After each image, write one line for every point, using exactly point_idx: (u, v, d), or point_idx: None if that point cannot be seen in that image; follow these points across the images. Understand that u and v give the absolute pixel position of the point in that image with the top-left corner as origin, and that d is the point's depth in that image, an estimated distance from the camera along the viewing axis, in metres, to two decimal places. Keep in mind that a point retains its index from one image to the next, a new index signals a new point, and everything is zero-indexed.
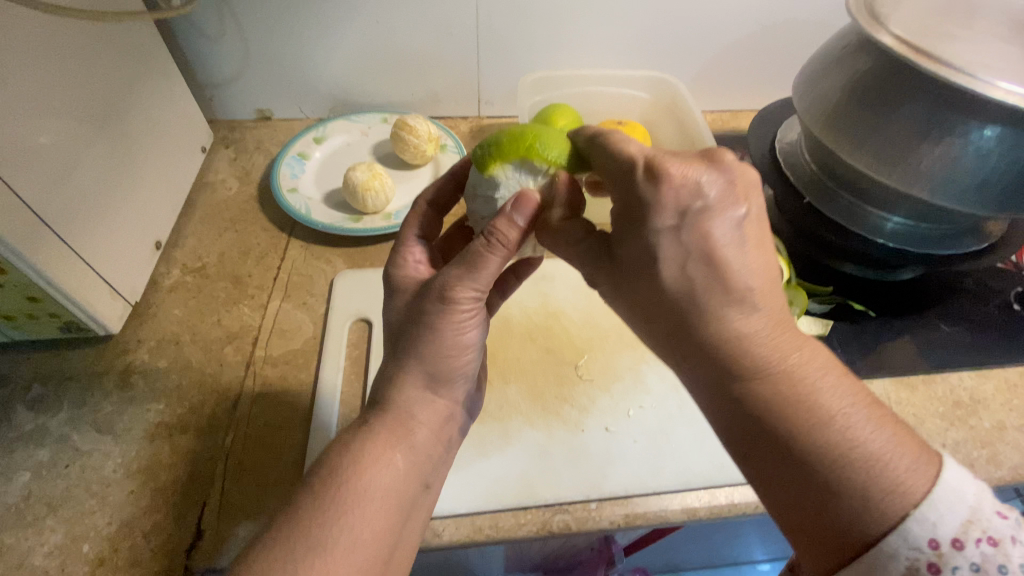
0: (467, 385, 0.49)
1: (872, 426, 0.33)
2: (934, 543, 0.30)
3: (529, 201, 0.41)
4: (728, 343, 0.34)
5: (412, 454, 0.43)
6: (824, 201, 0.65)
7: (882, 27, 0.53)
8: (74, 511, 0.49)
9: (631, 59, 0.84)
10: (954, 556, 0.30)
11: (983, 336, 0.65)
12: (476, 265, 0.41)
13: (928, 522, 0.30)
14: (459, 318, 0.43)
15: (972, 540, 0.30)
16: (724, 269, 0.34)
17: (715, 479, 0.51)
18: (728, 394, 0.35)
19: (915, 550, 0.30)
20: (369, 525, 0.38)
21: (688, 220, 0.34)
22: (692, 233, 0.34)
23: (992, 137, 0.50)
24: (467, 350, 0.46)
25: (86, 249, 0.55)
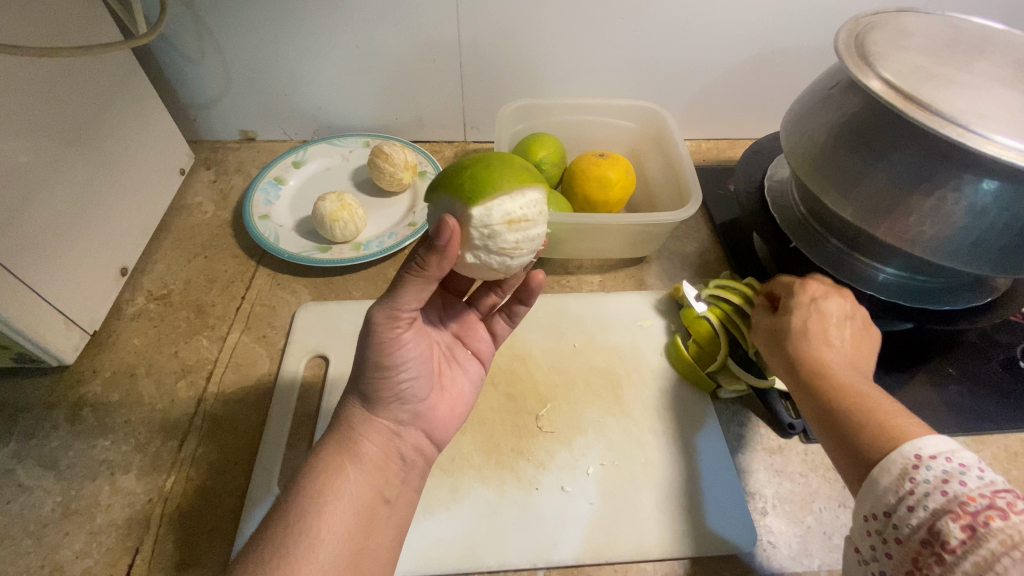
0: (419, 404, 0.48)
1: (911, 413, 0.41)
2: (917, 456, 0.37)
3: (442, 231, 0.36)
4: (800, 337, 0.48)
5: (360, 470, 0.42)
6: (810, 245, 0.62)
7: (870, 71, 0.51)
8: (9, 551, 0.47)
9: (622, 86, 0.82)
10: (931, 464, 0.36)
11: (983, 397, 0.60)
12: (396, 290, 0.40)
13: (917, 447, 0.37)
14: (379, 338, 0.43)
15: (944, 455, 0.36)
16: (821, 335, 0.48)
17: (673, 551, 0.48)
18: (792, 368, 0.47)
19: (904, 457, 0.37)
20: (330, 526, 0.39)
21: (828, 313, 0.49)
22: (814, 315, 0.49)
23: (989, 193, 0.47)
24: (397, 370, 0.45)
25: (41, 282, 0.54)
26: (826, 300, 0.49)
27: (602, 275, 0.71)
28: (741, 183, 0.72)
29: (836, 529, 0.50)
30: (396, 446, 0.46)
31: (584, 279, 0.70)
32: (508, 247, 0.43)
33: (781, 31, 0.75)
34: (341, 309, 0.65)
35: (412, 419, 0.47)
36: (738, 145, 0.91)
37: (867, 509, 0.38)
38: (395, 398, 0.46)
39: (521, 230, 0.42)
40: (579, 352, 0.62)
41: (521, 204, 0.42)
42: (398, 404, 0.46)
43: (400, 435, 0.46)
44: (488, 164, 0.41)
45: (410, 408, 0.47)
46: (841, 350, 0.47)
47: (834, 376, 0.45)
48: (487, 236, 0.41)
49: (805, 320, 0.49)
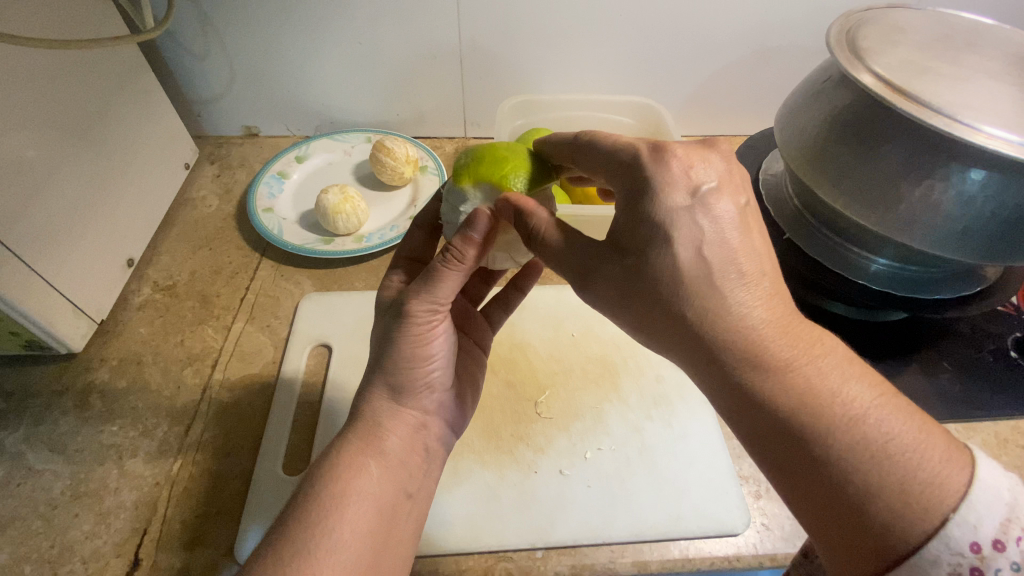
0: (442, 393, 0.50)
1: (901, 419, 0.32)
2: (976, 546, 0.29)
3: (476, 219, 0.41)
4: (765, 360, 0.34)
5: (384, 464, 0.43)
6: (805, 238, 0.63)
7: (861, 65, 0.52)
8: (19, 532, 0.48)
9: (619, 83, 0.83)
10: (995, 560, 0.28)
11: (974, 385, 0.61)
12: (434, 282, 0.43)
13: (967, 524, 0.29)
14: (415, 330, 0.45)
15: (1000, 539, 0.29)
16: (734, 265, 0.35)
17: (668, 532, 0.49)
18: (776, 425, 0.33)
19: (956, 555, 0.29)
20: (354, 527, 0.39)
21: (677, 210, 0.35)
22: (691, 226, 0.35)
23: (977, 182, 0.48)
24: (429, 360, 0.47)
25: (50, 271, 0.55)
26: (663, 193, 0.35)
27: None
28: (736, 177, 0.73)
29: None
30: (420, 437, 0.47)
31: None
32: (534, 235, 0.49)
33: (775, 29, 0.76)
34: (345, 300, 0.66)
35: (436, 408, 0.50)
36: (734, 142, 0.92)
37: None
38: (425, 388, 0.48)
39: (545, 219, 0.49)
40: (577, 342, 0.63)
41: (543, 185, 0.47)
42: (426, 394, 0.48)
43: (425, 427, 0.48)
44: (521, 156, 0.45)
45: (434, 398, 0.49)
46: (777, 335, 0.34)
47: (850, 424, 0.32)
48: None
49: (747, 329, 0.34)
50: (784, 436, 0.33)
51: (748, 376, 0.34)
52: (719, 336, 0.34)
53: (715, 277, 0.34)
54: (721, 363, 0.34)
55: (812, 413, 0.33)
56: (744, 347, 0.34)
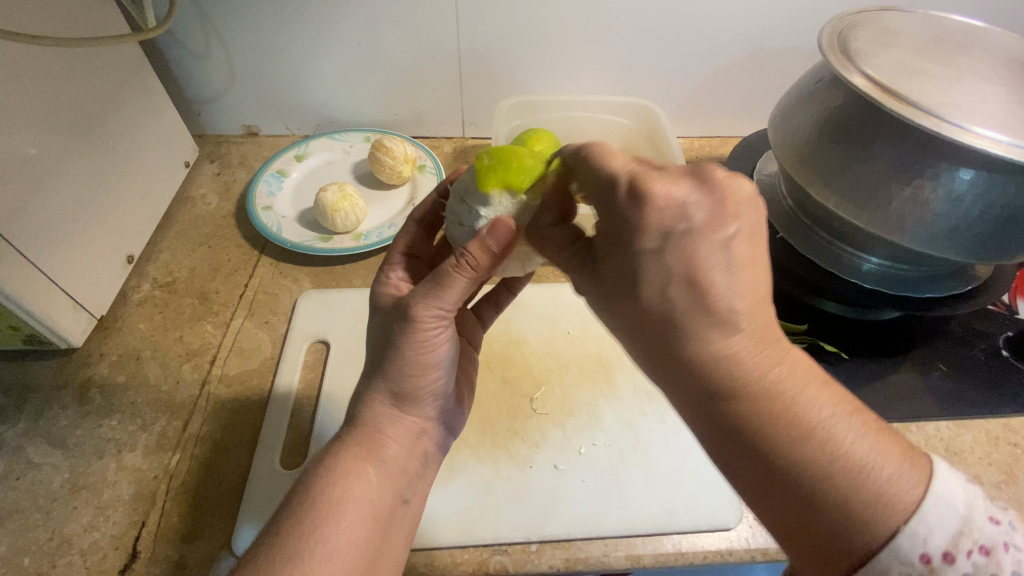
0: (444, 400, 0.50)
1: (858, 434, 0.31)
2: (926, 558, 0.28)
3: (497, 229, 0.40)
4: (724, 376, 0.32)
5: (383, 471, 0.44)
6: (799, 238, 0.64)
7: (852, 66, 0.53)
8: (18, 524, 0.49)
9: (616, 84, 0.84)
10: (945, 571, 0.28)
11: (965, 383, 0.62)
12: (443, 286, 0.42)
13: (918, 536, 0.29)
14: (419, 336, 0.44)
15: (952, 549, 0.28)
16: (707, 306, 0.31)
17: (661, 526, 0.49)
18: (731, 439, 0.33)
19: (905, 565, 0.28)
20: (351, 535, 0.40)
21: (647, 256, 0.32)
22: (663, 269, 0.32)
23: (967, 181, 0.48)
24: (433, 368, 0.46)
25: (51, 266, 0.56)
26: (633, 238, 0.32)
27: None
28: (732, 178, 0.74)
29: None
30: (420, 443, 0.48)
31: None
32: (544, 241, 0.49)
33: (770, 32, 0.77)
34: (343, 297, 0.67)
35: (436, 415, 0.50)
36: (730, 143, 0.93)
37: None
38: (427, 395, 0.48)
39: None
40: (573, 339, 0.64)
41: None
42: (427, 402, 0.48)
43: (424, 434, 0.49)
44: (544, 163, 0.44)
45: (436, 405, 0.49)
46: (741, 348, 0.32)
47: (806, 441, 0.31)
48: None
49: (710, 339, 0.32)
50: (743, 445, 0.32)
51: (708, 387, 0.32)
52: (681, 348, 0.32)
53: (681, 311, 0.32)
54: (679, 376, 0.33)
55: (770, 427, 0.31)
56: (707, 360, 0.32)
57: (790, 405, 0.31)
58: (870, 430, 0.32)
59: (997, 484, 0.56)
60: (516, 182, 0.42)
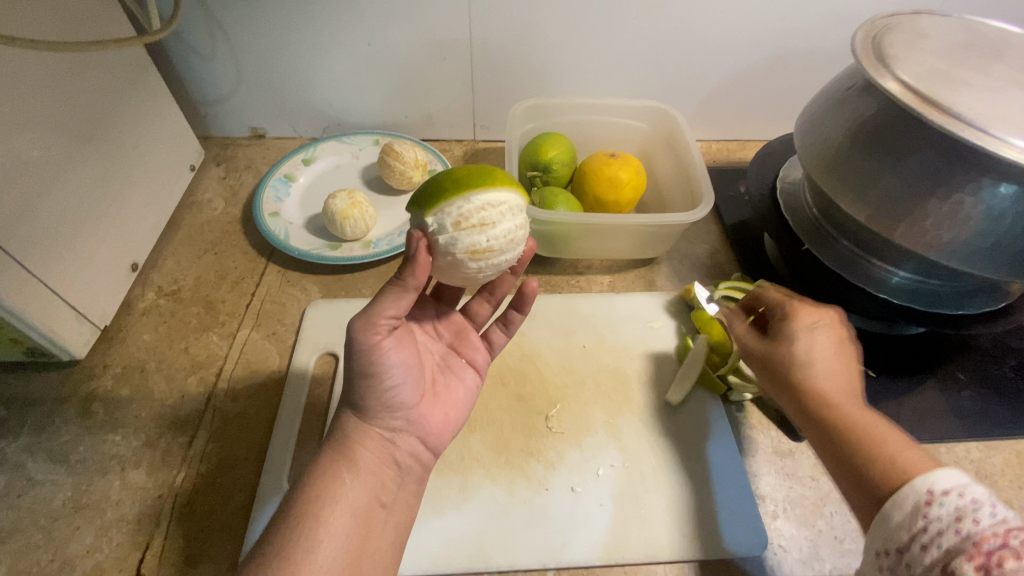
0: (409, 411, 0.46)
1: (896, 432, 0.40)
2: (930, 490, 0.35)
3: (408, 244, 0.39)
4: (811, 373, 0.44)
5: (350, 474, 0.42)
6: (824, 249, 0.62)
7: (888, 72, 0.50)
8: (20, 544, 0.47)
9: (633, 87, 0.82)
10: (948, 498, 0.34)
11: (995, 402, 0.60)
12: (375, 299, 0.41)
13: (928, 478, 0.35)
14: (359, 344, 0.42)
15: (956, 490, 0.34)
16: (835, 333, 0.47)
17: (682, 553, 0.48)
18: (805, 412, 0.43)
19: (917, 489, 0.35)
20: (332, 533, 0.39)
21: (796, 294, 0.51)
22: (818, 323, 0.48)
23: (1008, 197, 0.46)
24: (383, 376, 0.43)
25: (53, 277, 0.54)
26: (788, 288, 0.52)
27: (612, 275, 0.71)
28: (752, 181, 0.71)
29: (847, 533, 0.49)
30: (393, 454, 0.45)
31: (593, 280, 0.70)
32: (486, 248, 0.42)
33: (794, 33, 0.74)
34: (352, 307, 0.65)
35: (406, 426, 0.46)
36: (749, 147, 0.90)
37: (878, 543, 0.36)
38: (383, 406, 0.44)
39: (494, 232, 0.42)
40: (589, 353, 0.62)
41: (477, 207, 0.41)
42: (388, 411, 0.45)
43: (394, 442, 0.45)
44: (446, 176, 0.42)
45: (400, 415, 0.45)
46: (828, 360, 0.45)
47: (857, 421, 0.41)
48: (451, 241, 0.41)
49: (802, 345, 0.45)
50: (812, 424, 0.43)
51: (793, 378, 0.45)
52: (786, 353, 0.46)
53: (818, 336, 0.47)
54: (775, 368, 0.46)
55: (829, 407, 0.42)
56: (793, 355, 0.45)
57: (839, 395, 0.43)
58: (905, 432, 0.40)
59: None
60: (425, 201, 0.41)
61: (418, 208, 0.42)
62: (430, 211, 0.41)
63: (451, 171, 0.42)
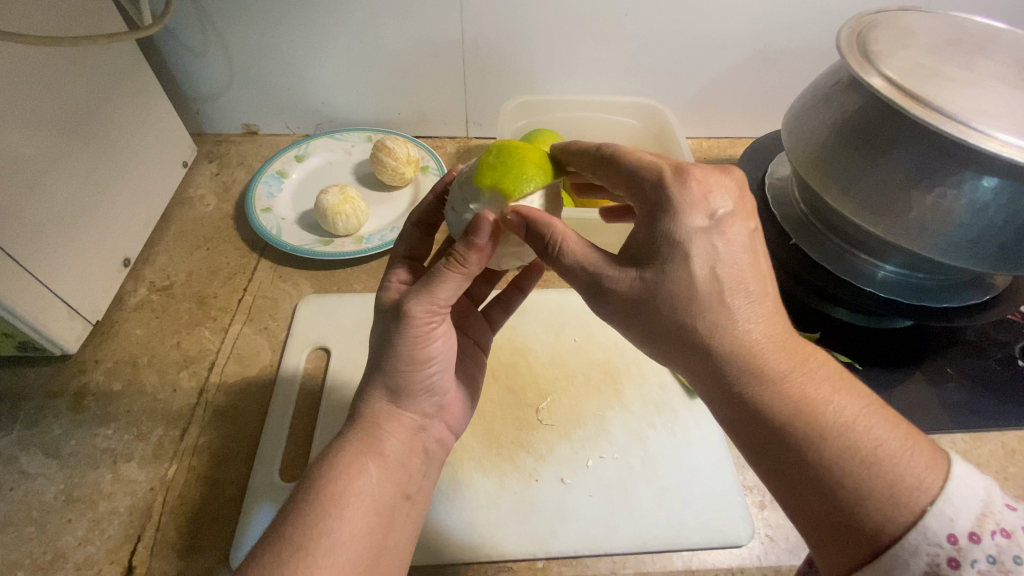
0: (441, 397, 0.49)
1: (885, 429, 0.32)
2: (953, 538, 0.28)
3: (481, 225, 0.39)
4: (757, 371, 0.34)
5: (382, 466, 0.42)
6: (812, 244, 0.62)
7: (872, 68, 0.51)
8: (11, 537, 0.48)
9: (623, 84, 0.82)
10: (973, 550, 0.28)
11: (980, 394, 0.61)
12: (434, 283, 0.41)
13: (944, 516, 0.29)
14: (414, 331, 0.43)
15: (984, 532, 0.28)
16: (743, 286, 0.35)
17: (670, 543, 0.48)
18: (754, 420, 0.34)
19: (934, 545, 0.28)
20: (354, 524, 0.39)
21: (694, 232, 0.35)
22: (708, 246, 0.35)
23: (990, 189, 0.47)
24: (427, 363, 0.45)
25: (45, 271, 0.54)
26: (683, 214, 0.35)
27: None
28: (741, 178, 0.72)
29: None
30: (420, 441, 0.47)
31: None
32: None
33: (783, 30, 0.75)
34: (344, 302, 0.66)
35: (435, 412, 0.49)
36: (740, 144, 0.91)
37: None
38: (422, 391, 0.46)
39: None
40: (579, 347, 0.62)
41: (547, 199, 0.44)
42: (423, 397, 0.47)
43: (422, 430, 0.47)
44: (524, 158, 0.42)
45: (434, 400, 0.48)
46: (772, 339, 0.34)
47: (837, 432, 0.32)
48: None
49: (745, 348, 0.34)
50: (767, 436, 0.33)
51: (732, 374, 0.34)
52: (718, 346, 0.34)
53: (725, 294, 0.34)
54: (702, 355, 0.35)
55: (788, 415, 0.33)
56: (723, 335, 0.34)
57: (821, 418, 0.32)
58: (900, 429, 0.33)
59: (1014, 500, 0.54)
60: (511, 183, 0.41)
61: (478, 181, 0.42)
62: (490, 187, 0.41)
63: (524, 152, 0.43)
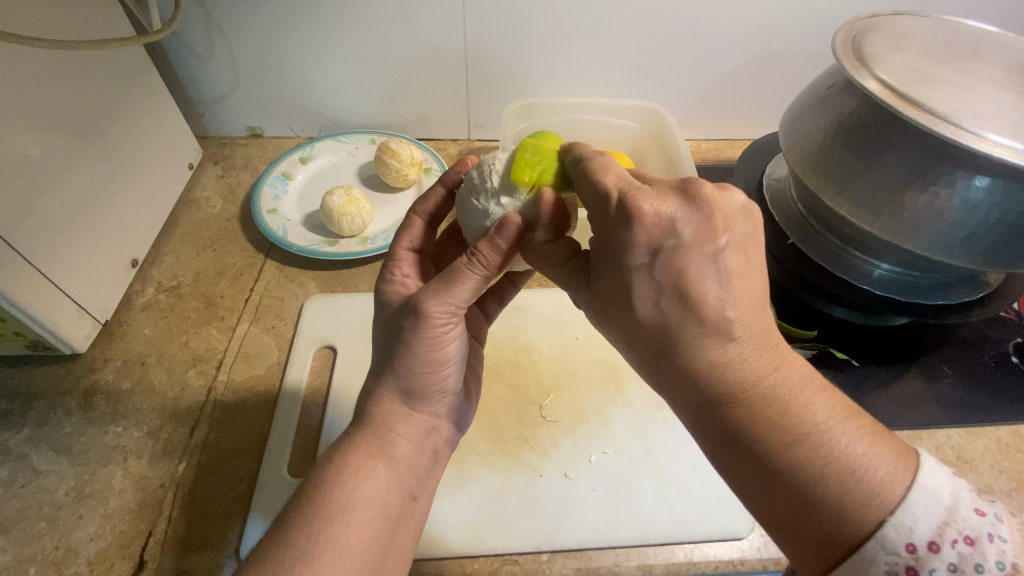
0: (452, 399, 0.50)
1: (853, 437, 0.32)
2: (912, 547, 0.29)
3: (506, 228, 0.40)
4: (728, 381, 0.33)
5: (393, 469, 0.44)
6: (809, 243, 0.64)
7: (867, 71, 0.52)
8: (24, 533, 0.48)
9: (623, 87, 0.84)
10: (932, 560, 0.29)
11: (974, 390, 0.62)
12: (454, 283, 0.41)
13: (902, 526, 0.29)
14: (430, 333, 0.43)
15: (943, 540, 0.29)
16: (703, 304, 0.33)
17: (673, 536, 0.49)
18: (726, 429, 0.34)
19: (892, 554, 0.29)
20: (361, 527, 0.39)
21: (642, 242, 0.33)
22: (658, 278, 0.33)
23: (982, 189, 0.48)
24: (444, 365, 0.46)
25: (55, 270, 0.55)
26: (632, 225, 0.33)
27: None
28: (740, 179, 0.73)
29: None
30: (429, 442, 0.48)
31: None
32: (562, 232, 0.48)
33: (779, 34, 0.76)
34: (350, 302, 0.67)
35: (445, 414, 0.50)
36: (737, 145, 0.92)
37: None
38: (436, 394, 0.47)
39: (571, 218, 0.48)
40: (582, 345, 0.63)
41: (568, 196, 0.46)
42: (435, 399, 0.48)
43: (432, 432, 0.48)
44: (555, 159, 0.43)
45: (445, 403, 0.49)
46: (744, 348, 0.33)
47: (802, 441, 0.32)
48: None
49: (713, 351, 0.33)
50: (737, 443, 0.34)
51: (702, 384, 0.34)
52: (686, 357, 0.34)
53: (686, 311, 0.33)
54: (671, 365, 0.34)
55: (759, 424, 0.33)
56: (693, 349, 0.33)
57: (787, 420, 0.32)
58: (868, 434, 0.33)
59: (1008, 493, 0.56)
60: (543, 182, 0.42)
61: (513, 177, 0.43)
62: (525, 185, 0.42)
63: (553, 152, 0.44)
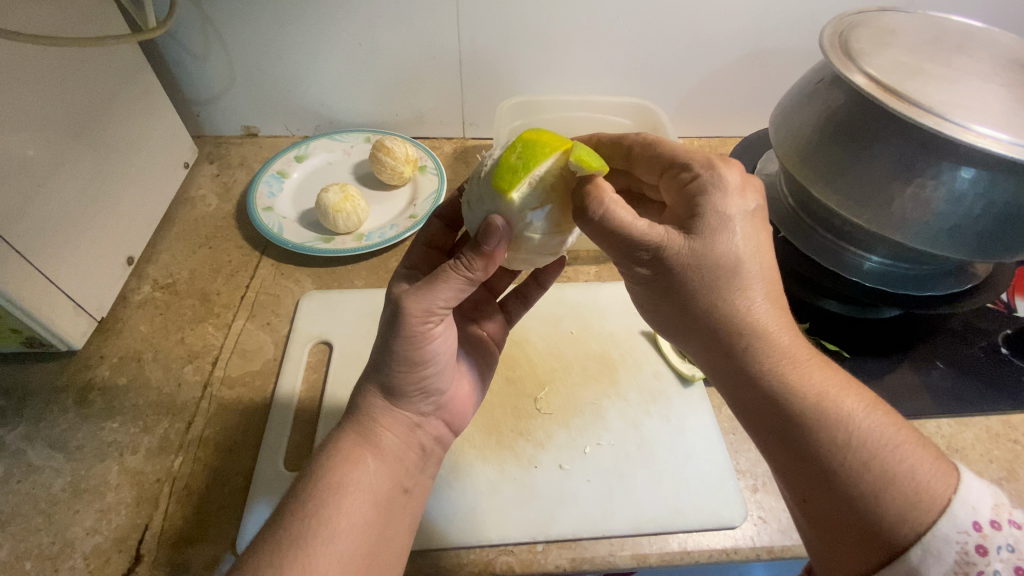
0: (440, 396, 0.49)
1: (899, 435, 0.36)
2: (978, 525, 0.32)
3: (490, 235, 0.40)
4: (784, 370, 0.39)
5: (380, 459, 0.44)
6: (801, 237, 0.64)
7: (854, 65, 0.53)
8: (20, 528, 0.48)
9: (616, 85, 0.84)
10: (995, 536, 0.32)
11: (965, 380, 0.63)
12: (435, 283, 0.42)
13: (968, 504, 0.33)
14: (412, 332, 0.43)
15: (1000, 520, 0.33)
16: (767, 282, 0.41)
17: (667, 525, 0.50)
18: (782, 417, 0.38)
19: (962, 533, 0.32)
20: (349, 516, 0.40)
21: (734, 216, 0.40)
22: (744, 235, 0.40)
23: (968, 180, 0.49)
24: (424, 364, 0.46)
25: (51, 267, 0.55)
26: (726, 196, 0.41)
27: (599, 265, 0.73)
28: None
29: None
30: (417, 436, 0.48)
31: (580, 269, 0.72)
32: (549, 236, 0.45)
33: (769, 32, 0.77)
34: (345, 298, 0.67)
35: (433, 411, 0.49)
36: (730, 143, 0.93)
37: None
38: (419, 391, 0.47)
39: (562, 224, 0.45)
40: (576, 339, 0.64)
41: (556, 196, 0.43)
42: (420, 397, 0.48)
43: (419, 427, 0.48)
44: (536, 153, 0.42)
45: (431, 401, 0.49)
46: (793, 344, 0.40)
47: (852, 427, 0.36)
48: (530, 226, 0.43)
49: (769, 339, 0.40)
50: (792, 431, 0.38)
51: (761, 373, 0.39)
52: (748, 343, 0.40)
53: (750, 287, 0.40)
54: (735, 354, 0.40)
55: (812, 411, 0.37)
56: (755, 337, 0.40)
57: (838, 417, 0.37)
58: (912, 436, 0.37)
59: (998, 481, 0.56)
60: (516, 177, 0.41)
61: (498, 183, 0.42)
62: (514, 187, 0.41)
63: (539, 148, 0.42)
